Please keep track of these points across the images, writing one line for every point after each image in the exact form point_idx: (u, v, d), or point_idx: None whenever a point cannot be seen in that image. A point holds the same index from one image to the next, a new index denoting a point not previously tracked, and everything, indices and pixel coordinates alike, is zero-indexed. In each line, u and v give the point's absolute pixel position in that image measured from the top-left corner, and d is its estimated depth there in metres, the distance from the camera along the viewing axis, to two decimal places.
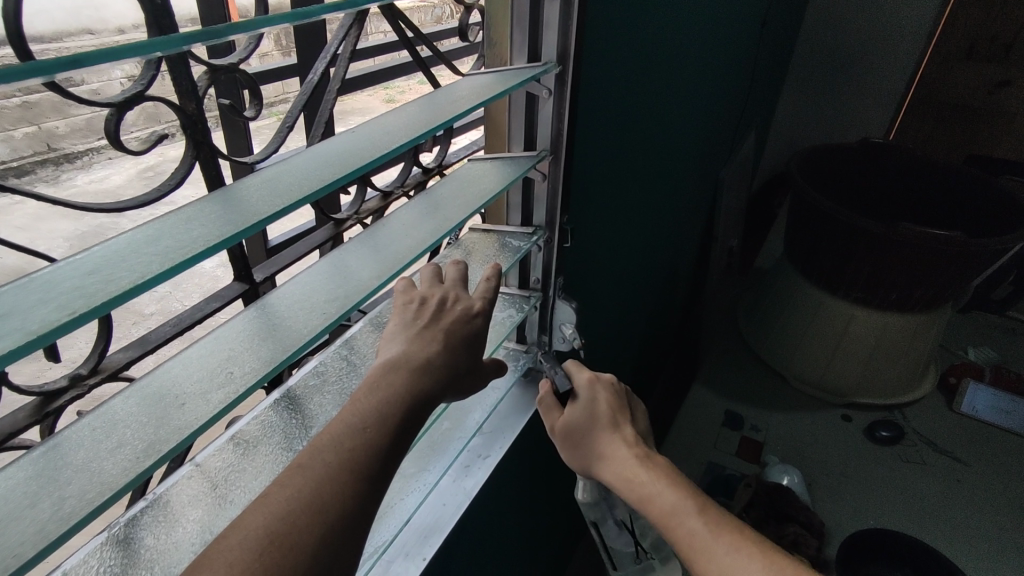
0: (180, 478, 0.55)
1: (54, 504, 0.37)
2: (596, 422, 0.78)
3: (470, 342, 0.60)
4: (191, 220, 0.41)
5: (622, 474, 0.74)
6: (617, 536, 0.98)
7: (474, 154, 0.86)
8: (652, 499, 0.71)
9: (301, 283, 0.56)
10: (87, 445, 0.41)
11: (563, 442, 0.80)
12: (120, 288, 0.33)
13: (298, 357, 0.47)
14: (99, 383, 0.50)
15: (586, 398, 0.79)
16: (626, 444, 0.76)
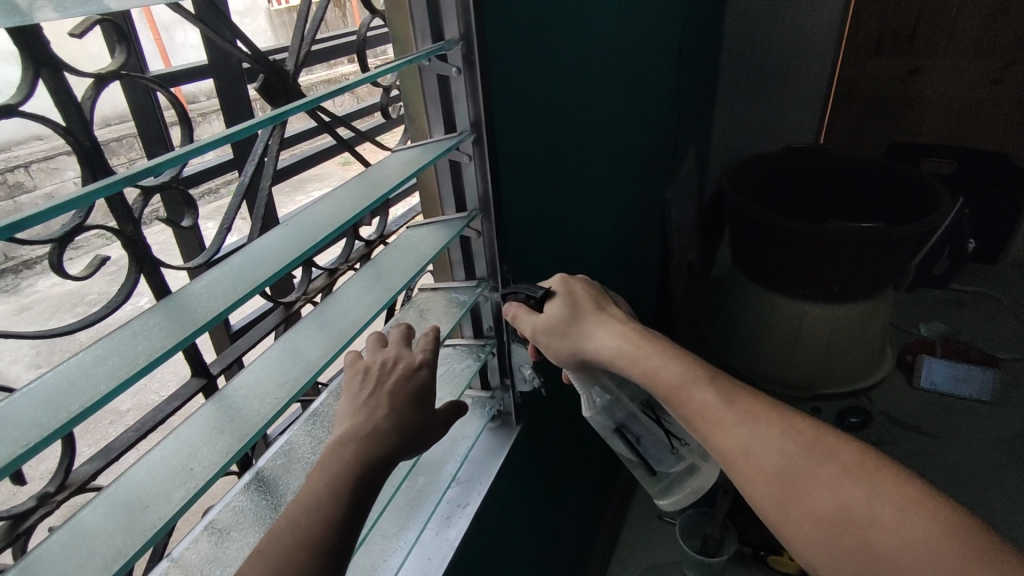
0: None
1: None
2: (574, 311, 0.82)
3: (419, 401, 0.63)
4: (137, 335, 0.45)
5: (616, 345, 0.78)
6: (654, 443, 0.94)
7: (413, 219, 0.91)
8: (653, 365, 0.75)
9: (254, 372, 0.59)
10: (59, 560, 0.43)
11: (549, 340, 0.83)
12: (71, 414, 0.36)
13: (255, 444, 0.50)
14: (66, 498, 0.51)
15: (565, 294, 0.84)
16: (611, 322, 0.81)
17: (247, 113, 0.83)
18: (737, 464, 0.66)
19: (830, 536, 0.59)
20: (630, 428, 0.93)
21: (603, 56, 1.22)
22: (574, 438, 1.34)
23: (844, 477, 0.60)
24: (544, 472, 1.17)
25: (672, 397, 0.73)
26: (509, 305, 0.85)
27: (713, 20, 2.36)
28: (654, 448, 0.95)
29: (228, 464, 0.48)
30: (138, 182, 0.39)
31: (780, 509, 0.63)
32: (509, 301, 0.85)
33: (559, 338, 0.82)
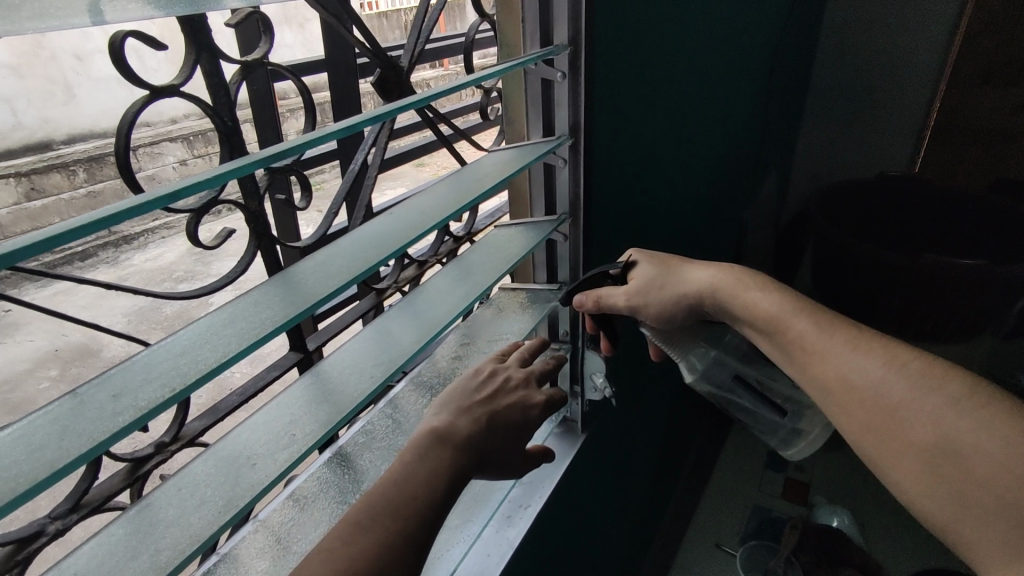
0: (246, 534, 0.61)
1: (152, 555, 0.43)
2: (660, 264, 0.82)
3: (509, 407, 0.65)
4: (260, 302, 0.48)
5: (711, 278, 0.80)
6: (770, 380, 0.93)
7: (501, 220, 0.93)
8: (751, 301, 0.78)
9: (350, 351, 0.62)
10: (175, 504, 0.47)
11: (649, 299, 0.80)
12: (206, 367, 0.39)
13: (351, 418, 0.53)
14: (180, 449, 0.55)
15: (649, 256, 0.84)
16: (706, 267, 0.82)
17: (355, 107, 0.87)
18: (836, 396, 0.68)
19: (930, 463, 0.60)
20: (743, 371, 0.93)
21: (698, 68, 1.19)
22: (636, 455, 1.32)
23: (948, 406, 0.60)
24: (606, 485, 1.16)
25: (772, 331, 0.75)
26: (585, 298, 0.79)
27: (806, 41, 2.28)
28: (772, 384, 0.94)
29: (327, 434, 0.50)
30: (275, 163, 0.42)
31: (880, 439, 0.64)
32: (586, 294, 0.78)
33: (657, 291, 0.80)
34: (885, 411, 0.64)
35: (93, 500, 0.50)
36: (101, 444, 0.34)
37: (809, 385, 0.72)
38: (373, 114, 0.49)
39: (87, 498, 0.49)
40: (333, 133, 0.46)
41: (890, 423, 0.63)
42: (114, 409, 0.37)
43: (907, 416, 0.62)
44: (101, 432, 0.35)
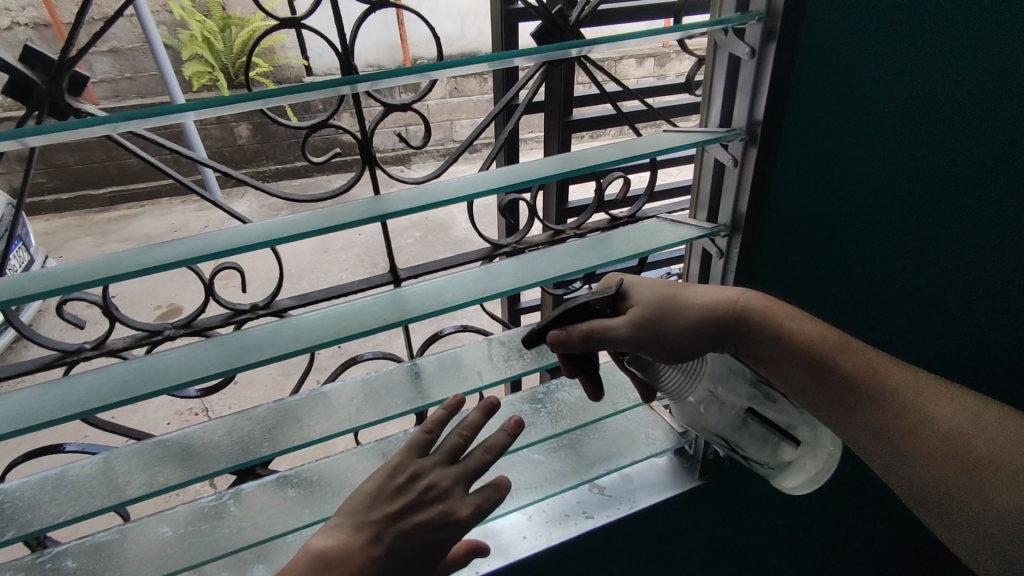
0: (324, 392, 0.79)
1: (184, 373, 0.60)
2: (657, 290, 0.74)
3: (434, 529, 0.57)
4: (332, 212, 0.63)
5: (732, 298, 0.74)
6: (779, 407, 0.79)
7: (670, 214, 0.81)
8: (793, 328, 0.74)
9: (425, 282, 0.71)
10: (223, 347, 0.63)
11: (660, 334, 0.72)
12: (228, 247, 0.57)
13: (360, 338, 0.63)
14: (267, 314, 0.70)
15: (643, 281, 0.76)
16: (724, 290, 0.76)
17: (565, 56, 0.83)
18: (890, 437, 0.68)
19: (979, 482, 0.64)
20: (746, 401, 0.79)
21: None
22: (767, 530, 1.11)
23: (999, 440, 0.64)
24: (697, 539, 1.03)
25: (815, 365, 0.72)
26: (574, 334, 0.67)
27: None
28: (783, 411, 0.79)
29: (333, 340, 0.61)
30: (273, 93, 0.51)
31: (924, 470, 0.67)
32: (576, 329, 0.67)
33: (669, 322, 0.72)
34: (943, 440, 0.66)
35: (200, 324, 0.68)
36: (142, 273, 0.54)
37: (862, 429, 0.70)
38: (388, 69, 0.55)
39: (196, 322, 0.68)
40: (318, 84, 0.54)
41: (940, 453, 0.66)
42: (165, 256, 0.57)
43: (961, 444, 0.65)
44: (142, 266, 0.55)
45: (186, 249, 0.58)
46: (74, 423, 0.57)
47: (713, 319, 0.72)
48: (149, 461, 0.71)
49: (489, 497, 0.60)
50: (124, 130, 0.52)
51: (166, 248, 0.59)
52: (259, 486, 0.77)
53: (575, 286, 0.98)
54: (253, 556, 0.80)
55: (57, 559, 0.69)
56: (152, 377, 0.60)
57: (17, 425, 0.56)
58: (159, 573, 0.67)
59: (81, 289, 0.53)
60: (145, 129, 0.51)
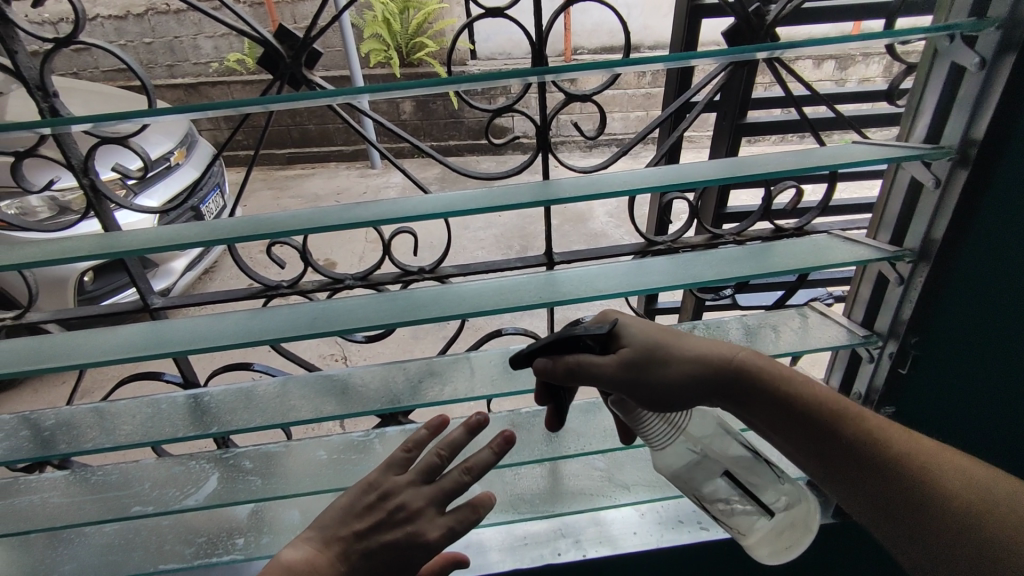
0: (467, 357, 0.85)
1: (358, 321, 0.68)
2: (649, 331, 0.69)
3: (400, 550, 0.58)
4: (504, 193, 0.68)
5: (724, 353, 0.68)
6: (757, 470, 0.73)
7: (845, 231, 0.76)
8: (788, 387, 0.66)
9: (577, 269, 0.74)
10: (393, 303, 0.70)
11: (653, 384, 0.66)
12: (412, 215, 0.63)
13: (513, 312, 0.67)
14: (430, 279, 0.76)
15: (631, 322, 0.71)
16: (718, 345, 0.69)
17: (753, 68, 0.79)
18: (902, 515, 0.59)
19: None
20: (727, 459, 0.73)
21: None
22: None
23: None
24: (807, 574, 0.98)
25: (804, 429, 0.65)
26: (561, 366, 0.64)
27: None
28: (762, 477, 0.73)
29: (490, 311, 0.66)
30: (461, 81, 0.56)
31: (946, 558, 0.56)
32: (561, 361, 0.64)
33: (662, 369, 0.66)
34: (964, 514, 0.56)
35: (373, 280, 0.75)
36: (340, 229, 0.62)
37: (868, 502, 0.61)
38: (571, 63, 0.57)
39: (372, 276, 0.75)
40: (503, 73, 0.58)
41: (964, 527, 0.55)
42: (359, 217, 0.64)
43: (993, 516, 0.55)
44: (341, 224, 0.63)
45: (376, 212, 0.65)
46: (267, 347, 0.68)
47: (711, 371, 0.67)
48: (315, 391, 0.82)
49: (462, 518, 0.60)
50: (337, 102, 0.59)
51: (359, 209, 0.67)
52: (401, 431, 0.85)
53: (724, 293, 0.95)
54: None
55: (237, 457, 0.82)
56: (333, 320, 0.68)
57: (227, 341, 0.67)
58: (312, 487, 0.78)
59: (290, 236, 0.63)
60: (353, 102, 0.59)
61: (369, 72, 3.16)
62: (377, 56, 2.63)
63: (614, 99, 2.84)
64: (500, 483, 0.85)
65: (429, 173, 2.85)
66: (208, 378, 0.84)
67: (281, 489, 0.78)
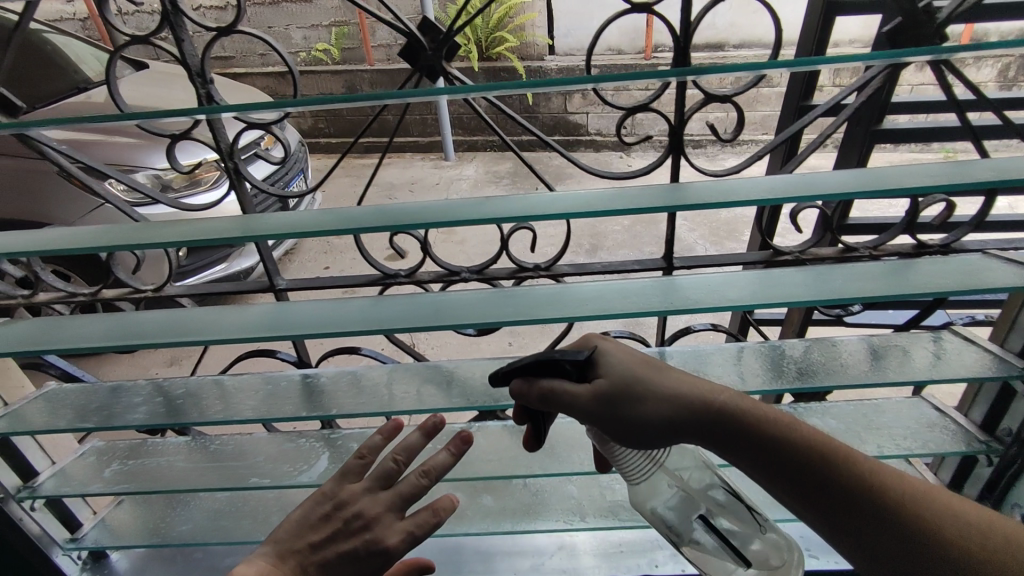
0: None
1: (474, 315, 0.68)
2: (631, 358, 0.60)
3: (357, 558, 0.58)
4: (629, 198, 0.67)
5: (706, 390, 0.57)
6: (736, 513, 0.68)
7: (998, 251, 0.70)
8: (785, 429, 0.55)
9: (696, 278, 0.71)
10: (511, 300, 0.69)
11: (624, 424, 0.57)
12: (538, 215, 0.64)
13: (635, 317, 0.65)
14: (546, 278, 0.75)
15: (610, 348, 0.61)
16: (703, 382, 0.58)
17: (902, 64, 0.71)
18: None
19: None
20: (704, 497, 0.68)
21: None
22: None
23: None
24: None
25: (796, 476, 0.53)
26: (531, 391, 0.58)
27: None
28: (741, 520, 0.67)
29: (610, 316, 0.65)
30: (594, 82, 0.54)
31: None
32: (533, 385, 0.58)
33: (635, 404, 0.57)
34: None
35: (490, 276, 0.75)
36: (467, 224, 0.63)
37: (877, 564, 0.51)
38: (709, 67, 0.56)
39: (488, 271, 0.74)
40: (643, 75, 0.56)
41: None
42: (484, 214, 0.65)
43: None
44: (468, 221, 0.64)
45: (502, 210, 0.65)
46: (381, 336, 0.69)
47: (689, 411, 0.56)
48: (421, 381, 0.83)
49: (422, 522, 0.60)
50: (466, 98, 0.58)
51: (486, 204, 0.67)
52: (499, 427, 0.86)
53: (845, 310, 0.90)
54: (483, 487, 0.88)
55: (343, 439, 0.85)
56: (450, 312, 0.68)
57: (345, 326, 0.69)
58: None
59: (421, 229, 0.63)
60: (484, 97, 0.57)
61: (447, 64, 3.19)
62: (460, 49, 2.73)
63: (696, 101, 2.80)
64: (598, 488, 0.84)
65: (502, 167, 2.86)
66: (320, 359, 0.86)
67: None
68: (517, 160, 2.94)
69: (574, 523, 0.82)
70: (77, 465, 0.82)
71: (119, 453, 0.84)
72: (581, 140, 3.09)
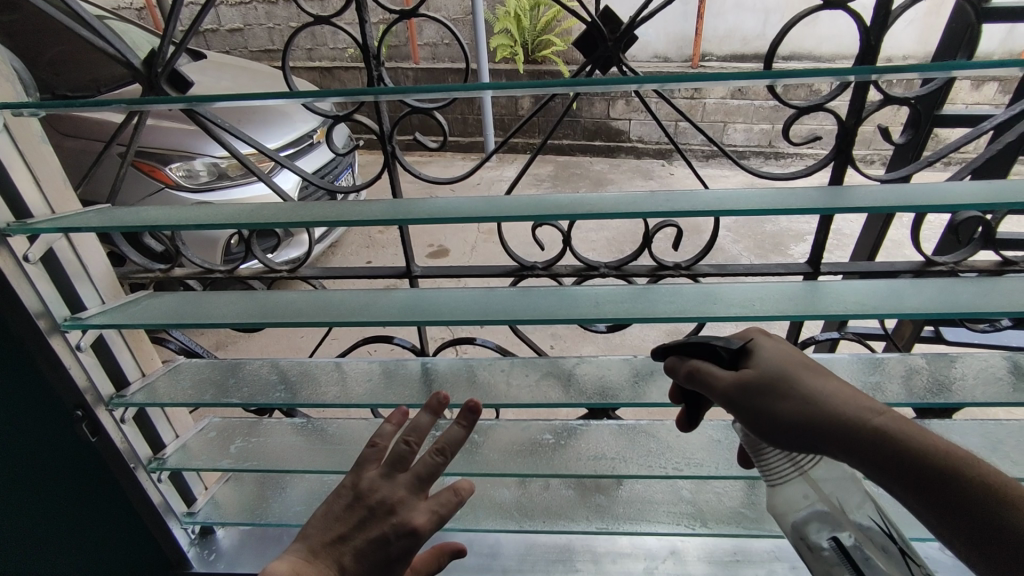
0: None
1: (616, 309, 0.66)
2: (790, 356, 0.50)
3: (388, 545, 0.54)
4: (796, 195, 0.64)
5: (869, 406, 0.44)
6: (888, 551, 0.51)
7: None
8: (964, 467, 0.40)
9: (856, 284, 0.67)
10: (661, 297, 0.67)
11: (756, 421, 0.48)
12: (701, 211, 0.61)
13: (800, 321, 0.62)
14: (684, 276, 0.74)
15: (772, 345, 0.51)
16: (871, 401, 0.45)
17: None
18: None
19: None
20: (846, 518, 0.53)
21: None
22: None
23: None
24: None
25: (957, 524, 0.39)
26: (679, 367, 0.53)
27: None
28: (891, 562, 0.50)
29: (775, 318, 0.62)
30: (783, 78, 0.50)
31: None
32: (682, 363, 0.53)
33: (778, 400, 0.47)
34: None
35: (631, 271, 0.74)
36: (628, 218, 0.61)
37: None
38: (915, 64, 0.50)
39: (627, 267, 0.74)
40: (826, 71, 0.50)
41: None
42: (640, 208, 0.63)
43: None
44: (625, 214, 0.62)
45: (656, 205, 0.64)
46: (512, 326, 0.66)
47: (835, 423, 0.44)
48: (539, 375, 0.82)
49: (445, 502, 0.57)
50: (635, 90, 0.54)
51: (644, 199, 0.66)
52: (602, 425, 0.85)
53: (1000, 324, 0.84)
54: (593, 487, 0.87)
55: None
56: (597, 303, 0.67)
57: (474, 313, 0.67)
58: (520, 469, 0.79)
59: (560, 220, 0.62)
60: (657, 90, 0.54)
61: (491, 65, 3.21)
62: (504, 51, 2.77)
63: (740, 110, 2.86)
64: (714, 494, 0.83)
65: (542, 170, 2.86)
66: (437, 348, 0.86)
67: (489, 466, 0.80)
68: (558, 164, 2.97)
69: (694, 528, 0.80)
70: (199, 440, 0.83)
71: (240, 430, 0.85)
72: (623, 146, 3.08)
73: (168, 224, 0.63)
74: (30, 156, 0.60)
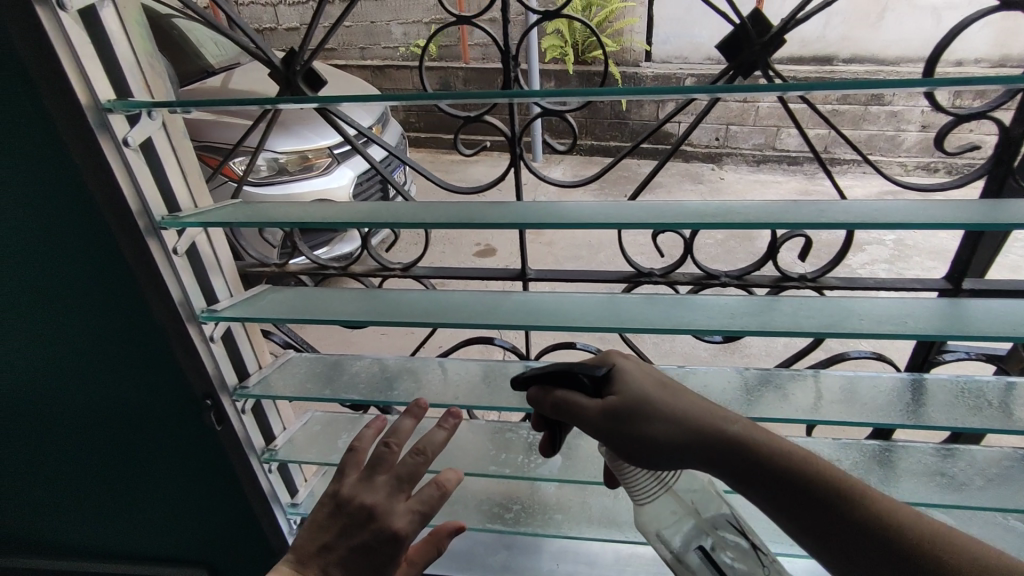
0: (807, 374, 0.79)
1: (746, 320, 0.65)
2: (648, 380, 0.55)
3: (372, 548, 0.60)
4: (947, 208, 0.61)
5: (715, 420, 0.52)
6: (740, 549, 0.59)
7: None
8: (796, 458, 0.49)
9: (1004, 304, 0.63)
10: (791, 309, 0.65)
11: (627, 444, 0.53)
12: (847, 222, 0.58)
13: (948, 341, 0.59)
14: (811, 288, 0.71)
15: (628, 367, 0.57)
16: (715, 413, 0.53)
17: None
18: None
19: None
20: (705, 521, 0.61)
21: None
22: None
23: None
24: None
25: (790, 499, 0.48)
26: (545, 398, 0.57)
27: None
28: (745, 556, 0.58)
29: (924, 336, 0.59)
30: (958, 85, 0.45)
31: None
32: (549, 393, 0.57)
33: (643, 426, 0.52)
34: None
35: (755, 282, 0.72)
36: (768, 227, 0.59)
37: None
38: None
39: (750, 277, 0.72)
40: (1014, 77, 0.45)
41: None
42: (780, 218, 0.61)
43: None
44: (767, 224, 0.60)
45: (795, 215, 0.62)
46: (636, 335, 0.65)
47: (695, 438, 0.51)
48: None
49: (428, 499, 0.63)
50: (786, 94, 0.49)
51: (782, 210, 0.64)
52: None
53: None
54: None
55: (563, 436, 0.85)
56: (725, 315, 0.65)
57: (596, 319, 0.66)
58: None
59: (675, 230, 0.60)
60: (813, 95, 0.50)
61: (540, 66, 3.20)
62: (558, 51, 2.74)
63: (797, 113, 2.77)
64: None
65: (591, 172, 2.84)
66: (539, 352, 0.86)
67: (590, 474, 0.79)
68: (606, 165, 2.95)
69: None
70: (305, 433, 0.85)
71: (341, 425, 0.86)
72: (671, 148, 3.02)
73: (295, 220, 0.64)
74: (181, 155, 0.62)
